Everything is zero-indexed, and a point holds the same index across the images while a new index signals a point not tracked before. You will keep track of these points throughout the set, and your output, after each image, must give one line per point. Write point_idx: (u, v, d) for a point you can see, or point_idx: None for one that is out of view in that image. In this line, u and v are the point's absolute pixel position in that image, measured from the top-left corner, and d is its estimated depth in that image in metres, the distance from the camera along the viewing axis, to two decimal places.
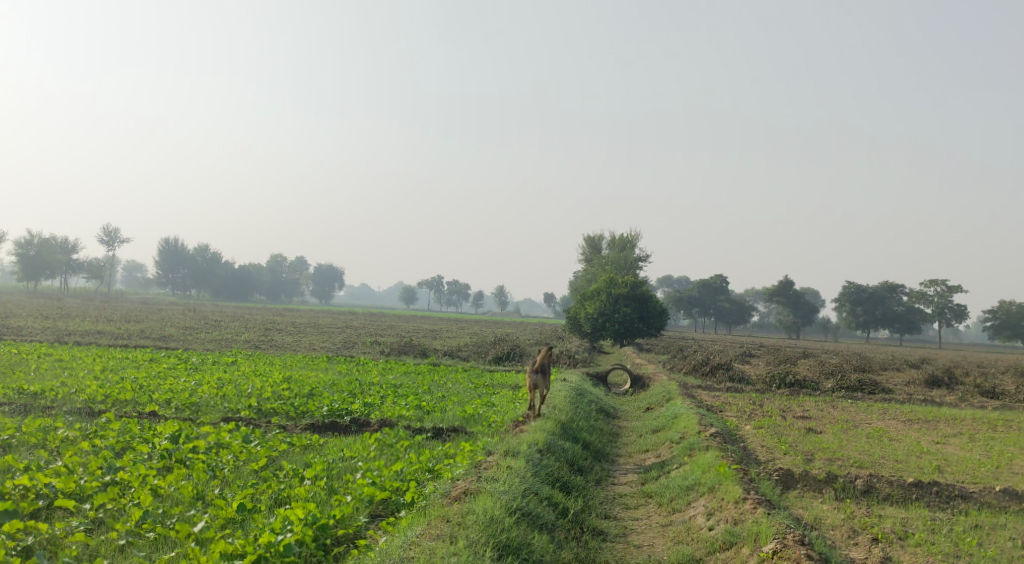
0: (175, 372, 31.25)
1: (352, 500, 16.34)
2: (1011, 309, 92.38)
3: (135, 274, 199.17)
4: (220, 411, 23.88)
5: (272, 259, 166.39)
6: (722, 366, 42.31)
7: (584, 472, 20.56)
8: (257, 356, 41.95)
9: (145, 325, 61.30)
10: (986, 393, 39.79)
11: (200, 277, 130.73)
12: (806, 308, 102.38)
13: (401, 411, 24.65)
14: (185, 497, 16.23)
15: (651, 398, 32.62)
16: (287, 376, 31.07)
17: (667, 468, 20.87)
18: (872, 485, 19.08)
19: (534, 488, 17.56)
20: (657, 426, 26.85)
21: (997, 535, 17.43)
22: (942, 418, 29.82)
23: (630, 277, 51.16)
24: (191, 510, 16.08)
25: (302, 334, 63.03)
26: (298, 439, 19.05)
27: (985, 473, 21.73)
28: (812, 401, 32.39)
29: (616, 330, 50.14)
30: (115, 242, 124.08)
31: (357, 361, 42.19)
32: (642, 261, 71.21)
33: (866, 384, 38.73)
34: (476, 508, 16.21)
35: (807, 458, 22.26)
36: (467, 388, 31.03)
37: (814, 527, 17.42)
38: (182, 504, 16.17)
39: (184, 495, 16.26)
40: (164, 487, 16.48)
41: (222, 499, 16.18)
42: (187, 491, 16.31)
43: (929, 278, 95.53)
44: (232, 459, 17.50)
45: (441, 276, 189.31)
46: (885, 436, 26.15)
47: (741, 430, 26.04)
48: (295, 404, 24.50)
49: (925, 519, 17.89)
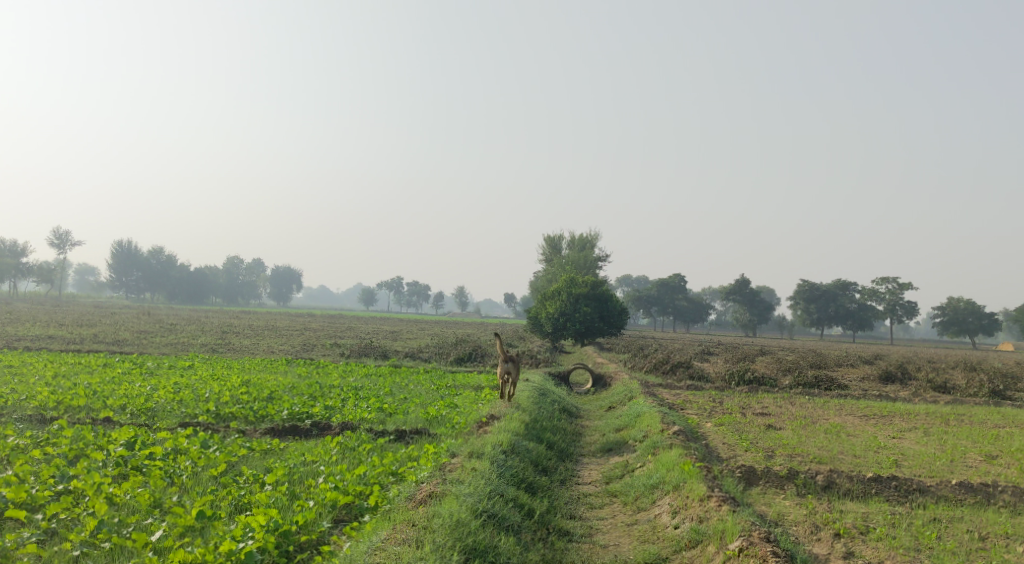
0: (131, 377, 30.79)
1: (315, 505, 16.10)
2: (959, 305, 93.73)
3: (87, 278, 196.62)
4: (177, 416, 23.52)
5: (229, 261, 165.01)
6: (682, 364, 42.44)
7: (548, 473, 20.46)
8: (214, 360, 41.50)
9: (99, 329, 60.52)
10: (939, 388, 40.24)
11: (155, 279, 129.41)
12: (762, 306, 103.17)
13: (363, 414, 24.41)
14: (142, 506, 15.90)
15: (612, 397, 32.60)
16: (245, 379, 30.70)
17: (632, 467, 20.82)
18: (833, 480, 19.14)
19: (500, 489, 17.42)
20: (620, 425, 26.83)
21: (955, 528, 17.51)
22: (897, 413, 30.08)
23: (590, 277, 51.21)
24: (148, 518, 15.76)
25: (260, 336, 62.44)
26: (258, 444, 18.79)
27: (941, 466, 21.89)
28: (770, 399, 32.54)
29: (577, 330, 50.12)
30: (67, 246, 122.47)
31: (315, 364, 41.82)
32: (601, 261, 71.33)
33: (822, 381, 39.01)
34: (442, 511, 16.03)
35: (769, 455, 22.32)
36: (429, 389, 30.85)
37: (777, 524, 17.42)
38: (139, 512, 15.85)
39: (140, 503, 15.93)
40: (119, 495, 16.14)
41: (181, 506, 15.88)
42: (143, 499, 15.99)
43: (880, 276, 96.74)
44: (190, 465, 17.19)
45: (400, 278, 188.73)
46: (843, 432, 26.30)
47: (702, 428, 26.09)
48: (254, 408, 24.21)
49: (885, 513, 17.94)
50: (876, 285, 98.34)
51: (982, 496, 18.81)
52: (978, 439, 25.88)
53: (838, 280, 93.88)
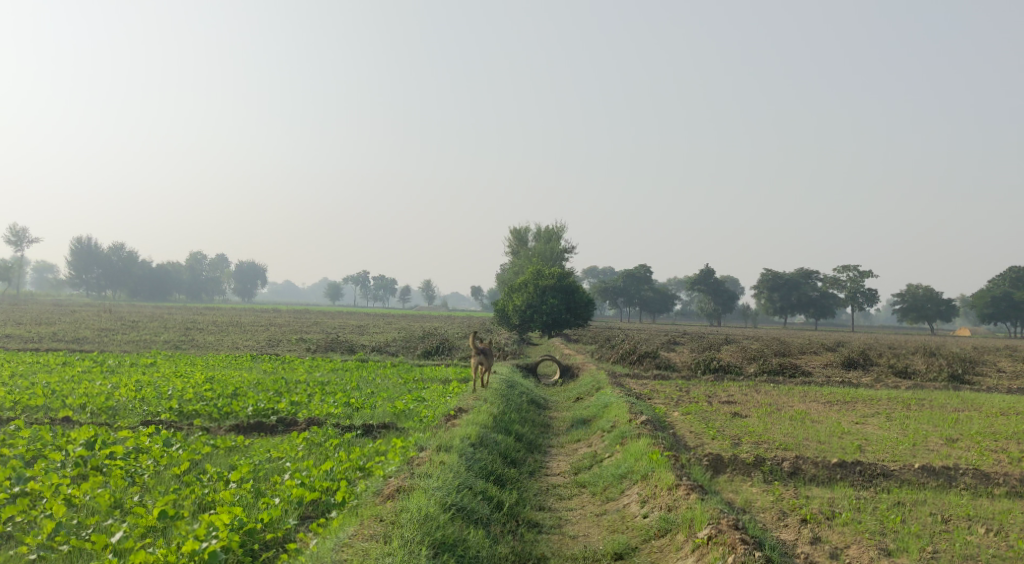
0: (92, 376, 30.44)
1: (280, 502, 15.97)
2: (918, 292, 94.77)
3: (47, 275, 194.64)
4: (139, 415, 23.29)
5: (192, 257, 163.71)
6: (649, 354, 42.60)
7: (517, 465, 20.44)
8: (178, 357, 41.13)
9: (59, 328, 59.82)
10: (900, 373, 40.70)
11: (116, 276, 128.18)
12: (726, 295, 103.82)
13: (329, 409, 24.27)
14: (102, 506, 15.68)
15: (580, 388, 32.64)
16: (209, 376, 30.45)
17: (600, 458, 20.84)
18: (799, 466, 19.26)
19: (469, 482, 17.38)
20: (588, 416, 26.87)
21: (919, 511, 17.66)
22: (860, 399, 30.37)
23: (557, 269, 51.23)
24: (108, 519, 15.55)
25: (224, 333, 61.99)
26: (222, 441, 18.62)
27: (904, 451, 22.11)
28: (735, 387, 32.75)
29: (544, 322, 50.13)
30: (25, 244, 120.95)
31: (281, 359, 41.57)
32: (567, 252, 71.46)
33: (787, 368, 39.32)
34: (410, 506, 15.95)
35: (735, 442, 22.45)
36: (396, 383, 30.73)
37: (745, 511, 17.51)
38: (98, 513, 15.64)
39: (100, 504, 15.72)
40: (78, 496, 15.91)
41: (142, 506, 15.68)
42: (103, 499, 15.78)
43: (840, 264, 97.60)
44: (153, 464, 16.99)
45: (366, 272, 188.14)
46: (807, 418, 26.51)
47: (670, 417, 26.19)
48: (218, 405, 24.02)
49: (850, 498, 18.07)
50: (837, 274, 99.24)
51: (945, 478, 19.00)
52: (939, 423, 26.19)
53: (800, 268, 94.67)
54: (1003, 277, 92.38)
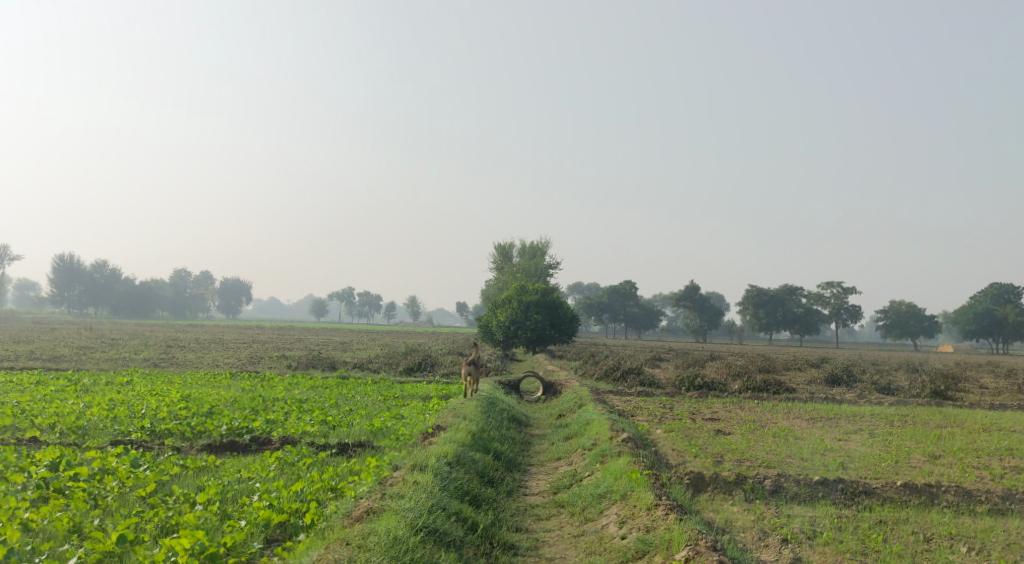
0: (65, 394, 29.91)
1: (246, 524, 15.54)
2: (901, 308, 94.80)
3: (29, 293, 193.37)
4: (110, 435, 22.83)
5: (176, 274, 162.91)
6: (633, 371, 42.25)
7: (495, 484, 20.04)
8: (155, 375, 40.56)
9: (37, 346, 59.11)
10: (883, 389, 40.48)
11: (98, 293, 127.34)
12: (712, 311, 103.68)
13: (305, 428, 23.83)
14: (59, 531, 15.22)
15: (562, 405, 32.25)
16: (186, 394, 29.95)
17: (580, 476, 20.45)
18: (780, 485, 18.94)
19: (443, 503, 16.97)
20: (569, 434, 26.51)
21: (901, 530, 17.32)
22: (843, 416, 30.09)
23: (540, 284, 50.91)
24: (65, 544, 15.08)
25: (206, 350, 61.37)
26: (191, 461, 18.19)
27: (886, 468, 21.79)
28: (719, 404, 32.44)
29: (528, 338, 49.78)
30: (6, 261, 120.05)
31: (261, 377, 41.05)
32: (551, 268, 71.18)
33: (771, 385, 39.03)
34: (379, 529, 15.55)
35: (717, 460, 22.12)
36: (375, 400, 30.29)
37: (725, 531, 17.15)
38: (55, 538, 15.16)
39: (58, 528, 15.25)
40: (35, 519, 15.42)
41: (101, 531, 15.20)
42: (61, 523, 15.31)
43: (824, 280, 97.58)
44: (117, 486, 16.55)
45: (351, 289, 187.62)
46: (790, 435, 26.21)
47: (652, 434, 25.84)
48: (192, 424, 23.59)
49: (832, 517, 17.72)
50: (821, 290, 99.26)
51: (927, 496, 18.67)
52: (922, 439, 25.92)
53: (785, 285, 94.63)
54: (985, 293, 92.54)
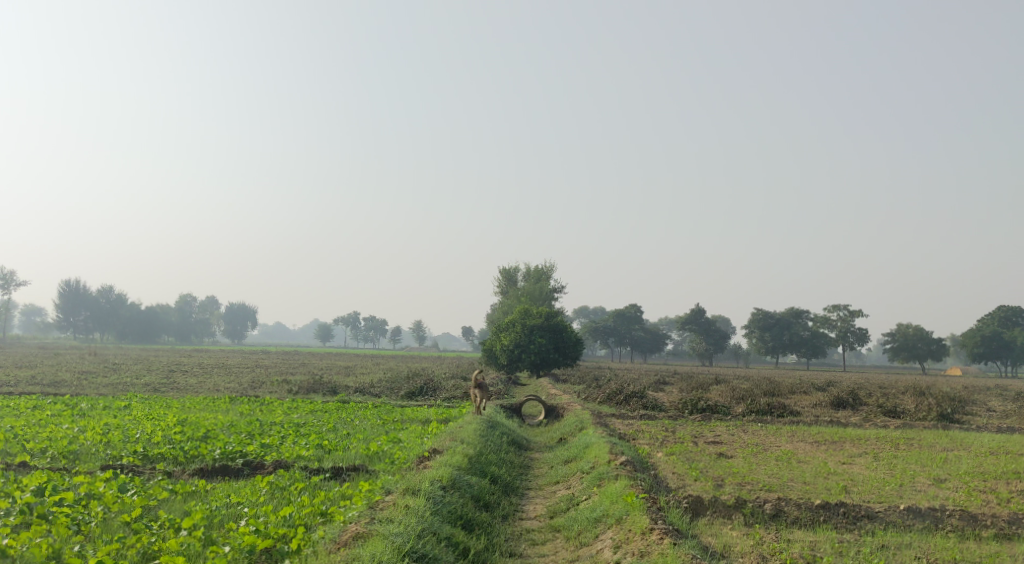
0: (60, 419, 29.61)
1: (229, 551, 15.22)
2: (908, 331, 94.30)
3: (34, 318, 193.29)
4: (101, 460, 22.53)
5: (182, 299, 162.80)
6: (636, 394, 41.87)
7: (490, 508, 19.68)
8: (153, 399, 40.24)
9: (38, 371, 58.81)
10: (888, 413, 40.02)
11: (103, 319, 127.16)
12: (718, 335, 103.23)
13: (300, 451, 23.50)
14: (37, 557, 14.90)
15: (563, 428, 31.86)
16: (182, 419, 29.59)
17: (577, 500, 20.07)
18: (780, 508, 18.55)
19: (434, 527, 16.63)
20: (569, 457, 26.15)
21: (903, 555, 16.93)
22: (848, 439, 29.70)
23: (544, 308, 50.62)
24: None
25: (207, 375, 61.00)
26: (180, 486, 17.89)
27: (890, 492, 21.40)
28: (722, 427, 32.07)
29: (532, 362, 49.45)
30: (11, 286, 120.00)
31: (261, 401, 40.68)
32: (556, 292, 70.86)
33: (775, 408, 38.63)
34: (365, 555, 15.22)
35: (718, 483, 21.76)
36: (374, 424, 29.96)
37: (722, 556, 16.77)
38: None
39: (36, 555, 14.93)
40: (14, 546, 15.12)
41: (79, 558, 14.87)
42: (39, 550, 14.98)
43: (831, 304, 97.17)
44: (102, 511, 16.27)
45: (357, 313, 187.38)
46: (793, 458, 25.83)
47: (653, 457, 25.47)
48: (185, 448, 23.29)
49: (833, 541, 17.33)
50: (827, 313, 98.84)
51: (931, 520, 18.28)
52: (926, 462, 25.52)
53: (791, 308, 94.24)
54: (992, 316, 92.03)
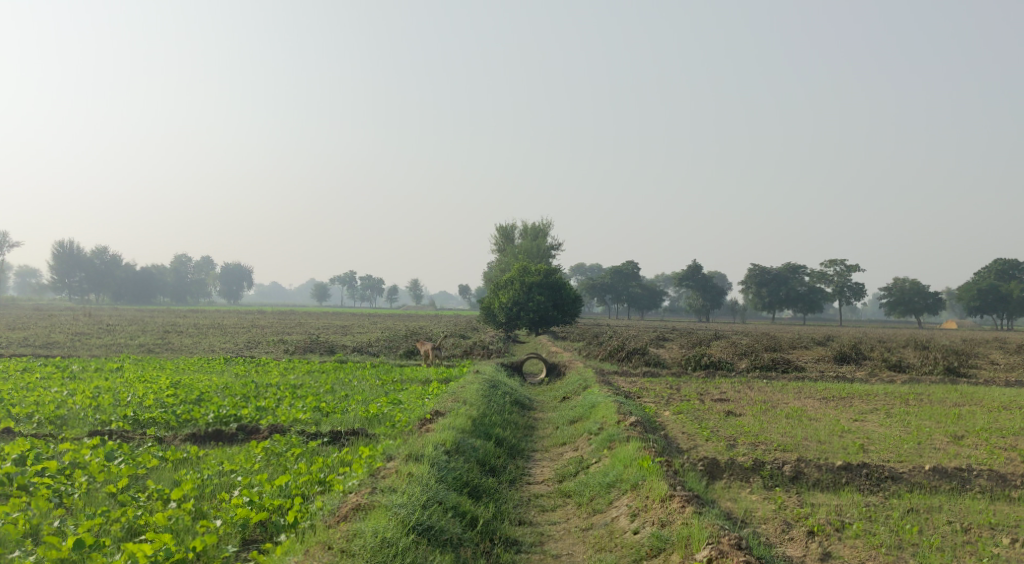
0: (49, 382, 28.69)
1: (221, 525, 14.39)
2: (905, 285, 93.49)
3: (30, 280, 192.17)
4: (90, 426, 21.66)
5: (177, 260, 161.50)
6: (638, 351, 41.05)
7: (496, 473, 18.78)
8: (147, 361, 39.35)
9: (31, 332, 57.82)
10: (894, 367, 39.19)
11: (98, 280, 125.89)
12: (715, 291, 102.38)
13: (297, 415, 22.58)
14: (12, 536, 13.99)
15: (567, 386, 31.04)
16: (175, 381, 28.67)
17: (586, 464, 19.21)
18: (801, 470, 17.70)
19: (439, 497, 15.77)
20: (574, 417, 25.28)
21: (935, 520, 16.11)
22: (856, 395, 28.90)
23: (543, 265, 49.64)
24: (16, 550, 13.85)
25: (203, 335, 60.19)
26: (171, 452, 17.04)
27: (909, 450, 20.52)
28: (727, 384, 31.27)
29: (531, 320, 48.59)
30: (5, 248, 118.62)
31: (257, 361, 39.85)
32: (555, 250, 69.89)
33: (779, 363, 37.87)
34: (366, 530, 14.38)
35: (731, 443, 20.93)
36: (373, 385, 29.10)
37: (746, 524, 15.95)
38: (6, 544, 13.93)
39: (10, 532, 14.01)
40: None
41: (58, 535, 13.99)
42: (14, 528, 14.09)
43: (828, 258, 96.34)
44: (85, 482, 15.41)
45: (353, 272, 186.41)
46: (804, 416, 24.99)
47: (660, 416, 24.67)
48: (177, 411, 22.42)
49: (860, 506, 16.51)
50: (824, 268, 97.95)
51: (958, 481, 17.45)
52: (941, 418, 24.68)
53: (789, 263, 93.31)
54: (989, 269, 91.14)
